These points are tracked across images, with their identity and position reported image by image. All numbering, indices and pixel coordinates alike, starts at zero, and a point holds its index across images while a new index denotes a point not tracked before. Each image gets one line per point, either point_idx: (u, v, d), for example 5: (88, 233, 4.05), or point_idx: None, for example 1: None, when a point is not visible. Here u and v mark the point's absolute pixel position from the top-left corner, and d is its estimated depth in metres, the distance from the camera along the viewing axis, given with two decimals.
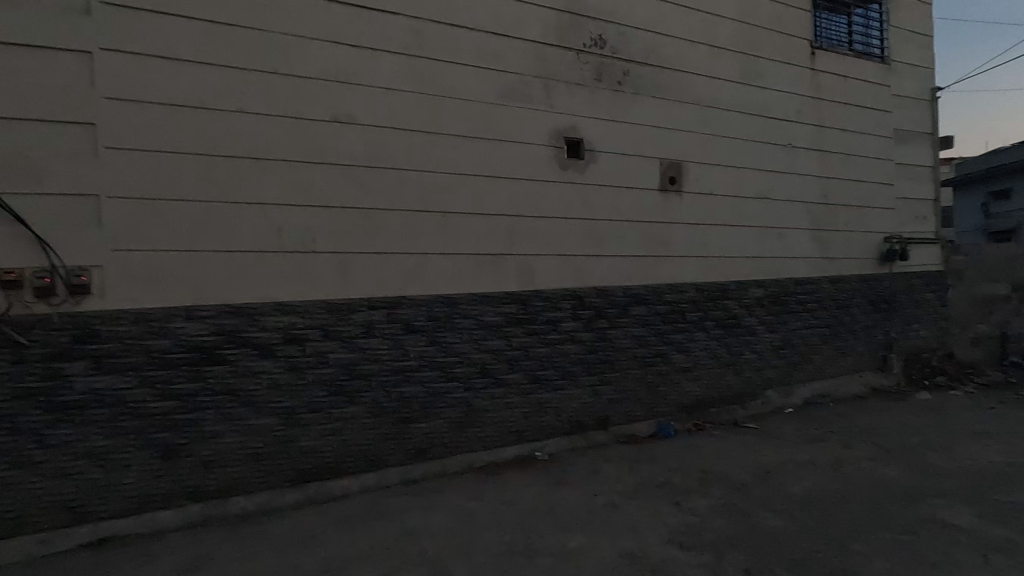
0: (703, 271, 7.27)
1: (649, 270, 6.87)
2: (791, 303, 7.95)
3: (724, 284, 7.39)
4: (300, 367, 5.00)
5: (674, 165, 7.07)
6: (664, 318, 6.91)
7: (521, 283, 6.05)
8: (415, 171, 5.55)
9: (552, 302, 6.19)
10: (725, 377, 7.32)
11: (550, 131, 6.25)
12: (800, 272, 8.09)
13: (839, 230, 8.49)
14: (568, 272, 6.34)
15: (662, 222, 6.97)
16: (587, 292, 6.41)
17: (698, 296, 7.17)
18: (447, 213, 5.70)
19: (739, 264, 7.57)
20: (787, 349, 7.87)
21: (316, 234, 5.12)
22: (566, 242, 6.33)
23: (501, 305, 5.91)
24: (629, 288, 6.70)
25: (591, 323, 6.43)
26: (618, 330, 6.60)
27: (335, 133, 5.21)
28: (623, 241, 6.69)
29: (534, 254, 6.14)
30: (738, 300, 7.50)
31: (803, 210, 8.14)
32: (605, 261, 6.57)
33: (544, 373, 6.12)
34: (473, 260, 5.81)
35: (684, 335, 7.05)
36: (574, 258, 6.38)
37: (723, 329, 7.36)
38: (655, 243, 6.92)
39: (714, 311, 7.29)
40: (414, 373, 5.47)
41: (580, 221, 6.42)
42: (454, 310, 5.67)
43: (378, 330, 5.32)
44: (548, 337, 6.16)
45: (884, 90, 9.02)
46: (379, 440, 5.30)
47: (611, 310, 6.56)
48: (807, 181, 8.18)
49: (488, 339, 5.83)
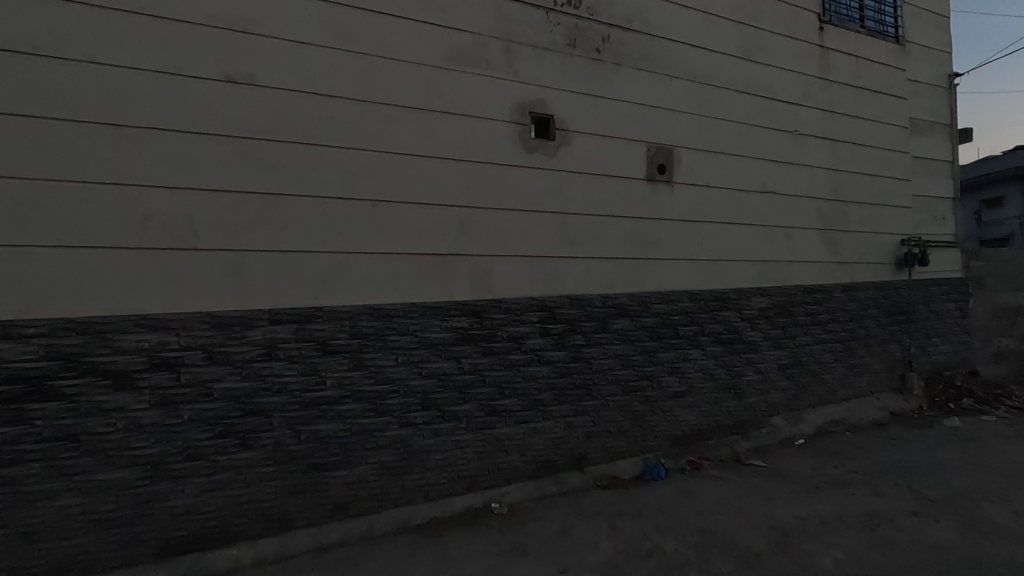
0: (698, 277, 6.14)
1: (635, 275, 5.73)
2: (799, 315, 6.85)
3: (723, 293, 6.28)
4: (172, 403, 3.78)
5: (664, 151, 5.97)
6: (652, 334, 5.77)
7: (476, 290, 4.89)
8: (337, 148, 4.39)
9: (514, 314, 5.03)
10: (725, 402, 6.18)
11: (512, 106, 5.11)
12: (809, 279, 7.00)
13: (852, 230, 7.41)
14: (536, 278, 5.18)
15: (650, 218, 5.85)
16: (559, 302, 5.26)
17: (692, 307, 6.04)
18: (380, 201, 4.53)
19: (740, 268, 6.45)
20: (795, 369, 6.76)
21: (199, 226, 3.92)
22: (533, 240, 5.18)
23: (449, 319, 4.73)
24: (610, 298, 5.55)
25: (564, 339, 5.27)
26: (597, 349, 5.44)
27: (228, 96, 4.02)
28: (603, 240, 5.56)
29: (493, 255, 4.98)
30: (739, 311, 6.38)
31: (812, 206, 7.06)
32: (581, 264, 5.42)
33: (504, 403, 4.93)
34: (414, 262, 4.64)
35: (677, 354, 5.91)
36: (543, 259, 5.22)
37: (721, 345, 6.23)
38: (642, 243, 5.79)
39: (711, 324, 6.16)
40: (332, 407, 4.27)
41: (550, 215, 5.28)
42: (387, 325, 4.48)
43: (285, 352, 4.13)
44: (509, 359, 4.98)
45: (900, 74, 8.00)
46: (283, 494, 4.09)
47: (589, 323, 5.41)
48: (815, 174, 7.12)
49: (431, 362, 4.65)
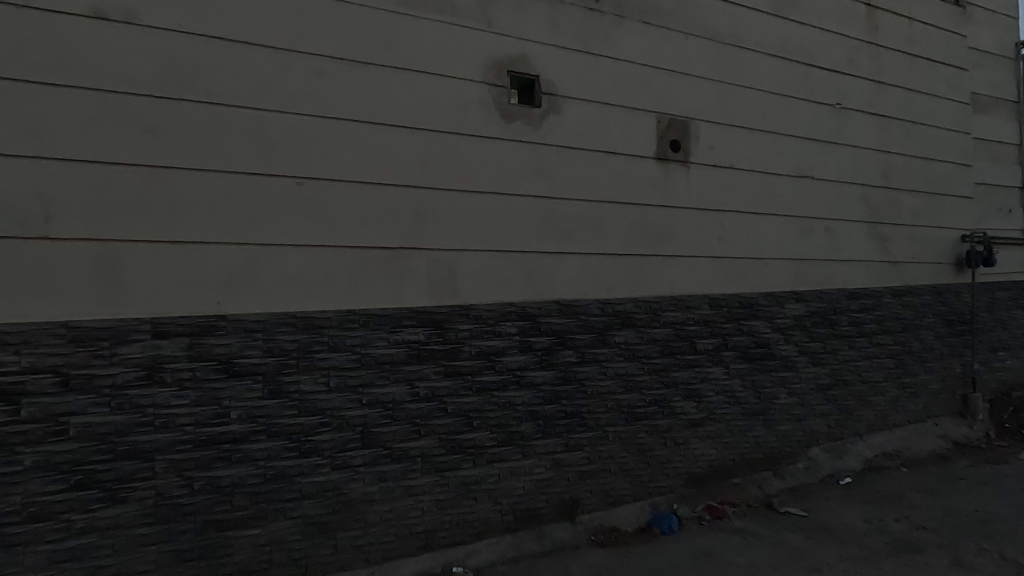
0: (720, 278, 5.05)
1: (641, 276, 4.66)
2: (842, 326, 5.71)
3: (751, 298, 5.17)
4: (9, 446, 2.84)
5: (678, 124, 4.89)
6: (663, 348, 4.69)
7: (436, 294, 3.87)
8: (251, 110, 3.41)
9: (485, 325, 4.00)
10: (753, 432, 5.07)
11: (485, 64, 4.09)
12: (854, 281, 5.85)
13: (904, 223, 6.24)
14: (515, 279, 4.15)
15: (661, 206, 4.78)
16: (543, 310, 4.21)
17: (713, 316, 4.95)
18: (307, 179, 3.54)
19: (771, 268, 5.34)
20: (837, 389, 5.62)
21: (55, 207, 2.97)
22: (511, 232, 4.15)
23: (399, 331, 3.72)
24: (610, 304, 4.48)
25: (550, 357, 4.22)
26: (593, 368, 4.38)
27: (99, 38, 3.07)
28: (601, 233, 4.50)
29: (459, 250, 3.96)
30: (769, 321, 5.26)
31: (857, 194, 5.92)
32: (573, 262, 4.37)
33: (471, 438, 3.90)
34: (354, 258, 3.65)
35: (693, 374, 4.82)
36: (524, 256, 4.19)
37: (749, 362, 5.12)
38: (651, 236, 4.72)
39: (736, 336, 5.06)
40: (239, 447, 3.29)
41: (533, 201, 4.24)
42: (316, 340, 3.49)
43: (172, 375, 3.15)
44: (479, 382, 3.95)
45: (960, 40, 6.79)
46: (169, 564, 3.12)
47: (582, 336, 4.36)
48: (861, 156, 5.98)
49: (375, 387, 3.64)
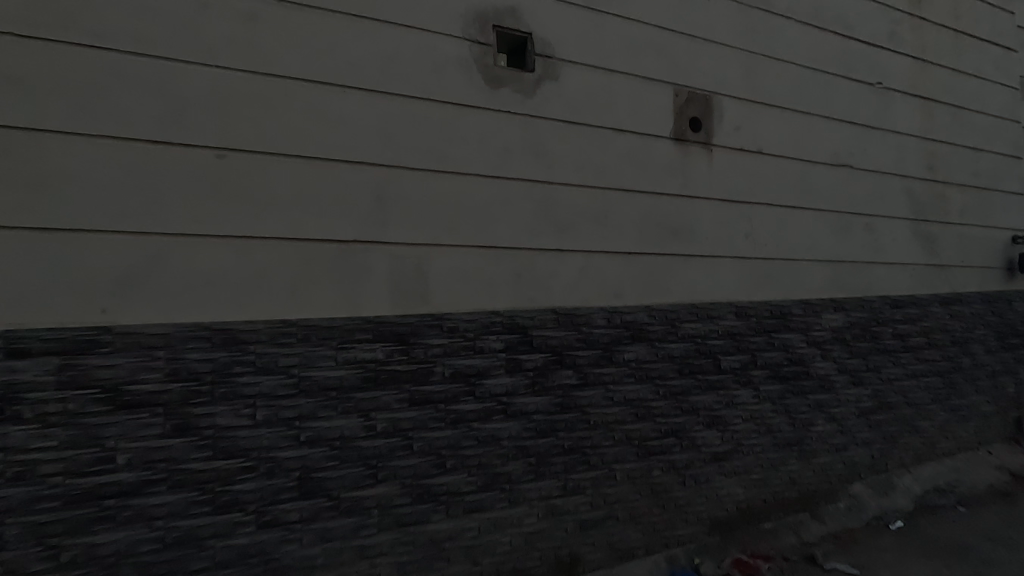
0: (748, 283, 4.25)
1: (655, 279, 3.86)
2: (886, 339, 4.90)
3: (783, 306, 4.37)
4: None
5: (698, 99, 4.11)
6: (682, 367, 3.89)
7: (400, 301, 3.08)
8: (153, 59, 2.61)
9: (461, 340, 3.19)
10: (786, 466, 4.26)
11: (466, 17, 3.30)
12: (897, 288, 5.06)
13: (952, 221, 5.45)
14: (501, 282, 3.35)
15: (679, 196, 3.99)
16: (536, 320, 3.40)
17: (740, 328, 4.15)
18: (230, 150, 2.74)
19: (806, 271, 4.54)
20: (880, 414, 4.82)
21: None
22: (496, 224, 3.35)
23: (350, 348, 2.92)
24: (617, 313, 3.68)
25: (544, 379, 3.41)
26: (597, 392, 3.57)
27: None
28: (608, 226, 3.71)
29: (430, 244, 3.17)
30: (804, 334, 4.46)
31: (900, 187, 5.14)
32: (573, 261, 3.58)
33: (443, 482, 3.10)
34: (293, 254, 2.85)
35: (718, 398, 4.01)
36: (513, 253, 3.40)
37: (781, 383, 4.31)
38: (667, 231, 3.93)
39: (767, 352, 4.26)
40: (129, 502, 2.47)
41: (525, 186, 3.45)
42: (238, 360, 2.69)
43: (33, 409, 2.34)
44: (454, 411, 3.14)
45: (1009, 18, 6.03)
46: None
47: (583, 353, 3.55)
48: (904, 144, 5.20)
49: (318, 420, 2.83)
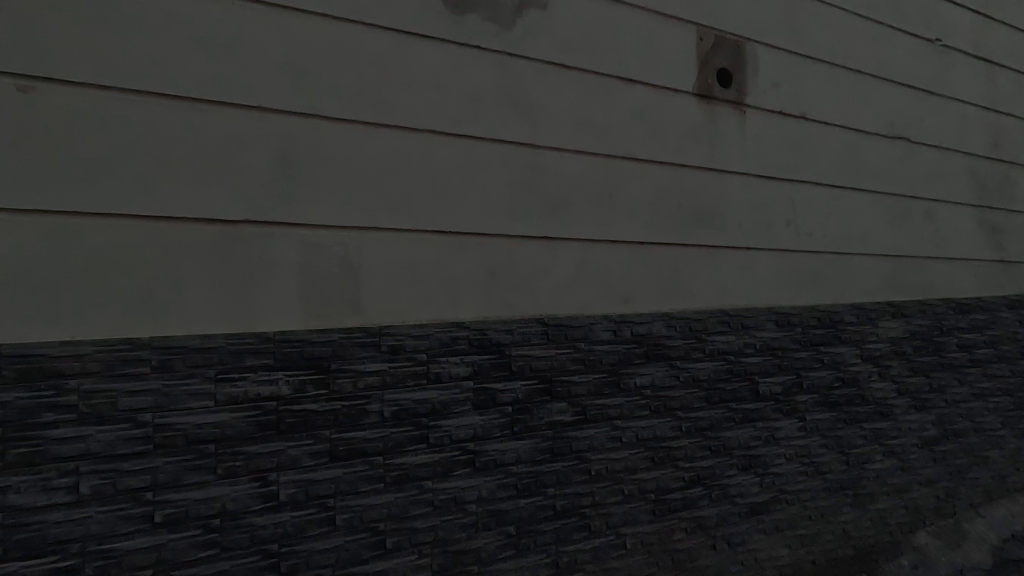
0: (790, 283, 3.34)
1: (675, 278, 2.94)
2: (950, 352, 4.00)
3: (833, 313, 3.45)
4: None
5: (728, 46, 3.18)
6: (710, 394, 2.96)
7: (316, 309, 2.14)
8: None
9: (408, 367, 2.24)
10: (838, 516, 3.35)
11: None
12: (960, 289, 4.16)
13: (1018, 209, 4.56)
14: (465, 281, 2.41)
15: (704, 169, 3.07)
16: (515, 336, 2.47)
17: (781, 341, 3.23)
18: (41, 81, 1.79)
19: (858, 268, 3.64)
20: (945, 444, 3.91)
21: None
22: (459, 200, 2.42)
23: (236, 382, 1.97)
24: (625, 323, 2.75)
25: (526, 417, 2.47)
26: (600, 432, 2.64)
27: None
28: (613, 208, 2.78)
29: (363, 228, 2.23)
30: (858, 348, 3.54)
31: (962, 167, 4.24)
32: (565, 252, 2.65)
33: (380, 569, 2.15)
34: (149, 239, 1.91)
35: (755, 433, 3.09)
36: (484, 241, 2.46)
37: (832, 410, 3.39)
38: (689, 216, 3.00)
39: (814, 372, 3.34)
40: None
41: (500, 150, 2.52)
42: (50, 405, 1.74)
43: None
44: (396, 467, 2.21)
45: None
46: None
47: (580, 380, 2.61)
48: (966, 115, 4.30)
49: (182, 490, 1.88)
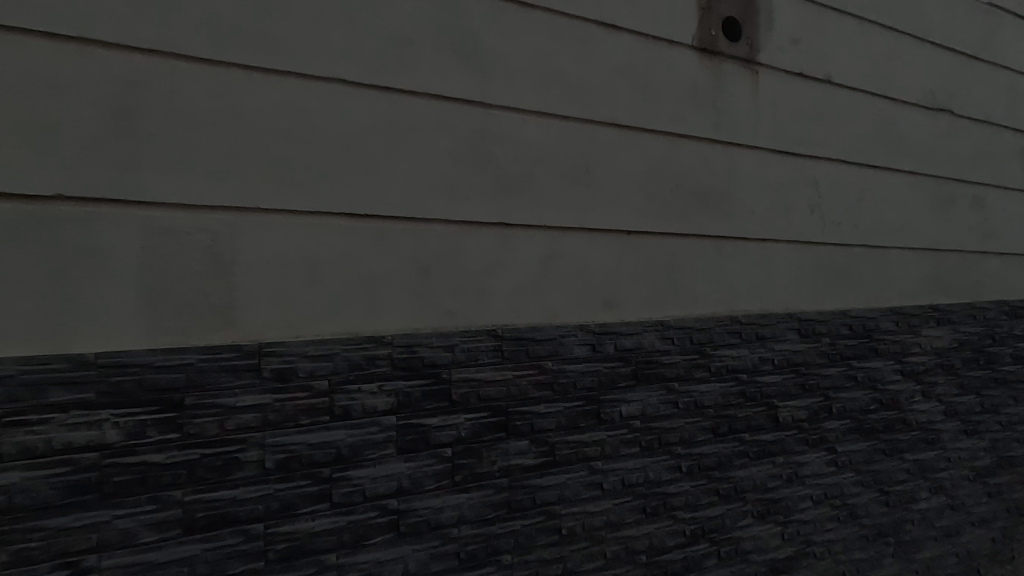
0: (815, 283, 2.71)
1: (673, 276, 2.33)
2: (1004, 365, 3.36)
3: (867, 320, 2.83)
4: None
5: None
6: (717, 424, 2.34)
7: (169, 321, 1.54)
8: None
9: (302, 400, 1.65)
10: (878, 570, 2.71)
11: None
12: (1013, 289, 3.52)
13: None
14: (388, 281, 1.81)
15: (708, 141, 2.46)
16: (456, 355, 1.86)
17: (806, 355, 2.61)
18: None
19: (896, 265, 3.01)
20: (1001, 476, 3.27)
21: None
22: (378, 173, 1.82)
23: (32, 428, 1.37)
24: (607, 336, 2.14)
25: (473, 462, 1.86)
26: (574, 477, 2.02)
27: None
28: (590, 187, 2.17)
29: (238, 208, 1.63)
30: (897, 362, 2.91)
31: (1012, 146, 3.59)
32: (526, 243, 2.04)
33: None
34: None
35: (775, 471, 2.46)
36: (414, 228, 1.86)
37: (867, 439, 2.76)
38: (690, 198, 2.39)
39: (845, 392, 2.71)
40: None
41: (438, 109, 1.91)
42: None
43: None
44: (283, 538, 1.60)
45: None
46: None
47: (546, 411, 1.99)
48: (1016, 86, 3.66)
49: None
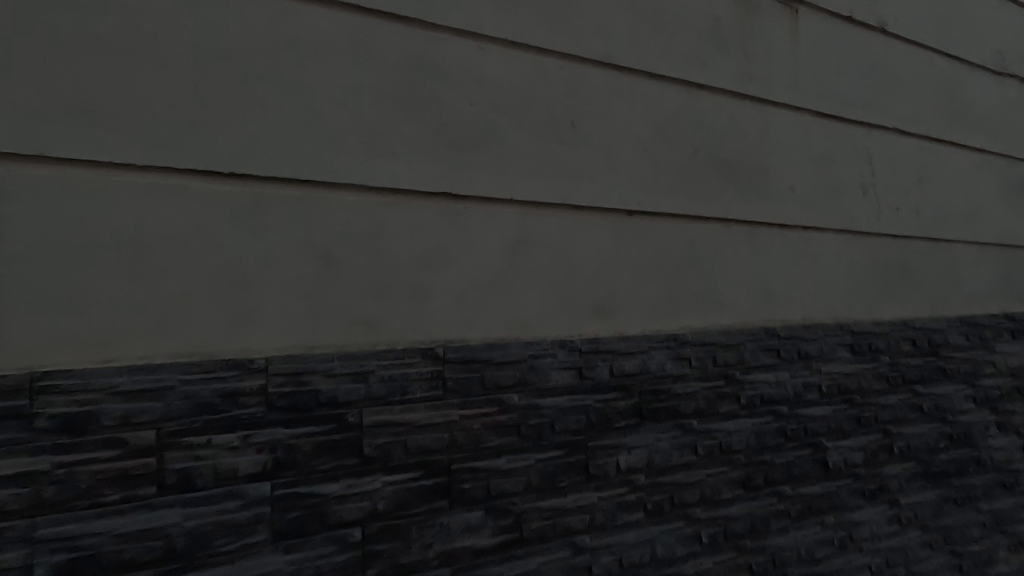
0: (870, 286, 2.10)
1: (690, 274, 1.71)
2: None
3: (933, 333, 2.22)
4: None
5: None
6: (749, 475, 1.72)
7: None
8: None
9: (107, 464, 1.03)
10: None
11: None
12: None
13: None
14: (267, 275, 1.19)
15: (735, 96, 1.85)
16: (371, 388, 1.24)
17: (860, 380, 1.99)
18: None
19: (964, 263, 2.40)
20: None
21: None
22: (254, 111, 1.20)
23: None
24: (599, 356, 1.52)
25: (396, 548, 1.25)
26: (551, 561, 1.41)
27: None
28: (578, 149, 1.56)
29: (6, 156, 1.02)
30: (969, 386, 2.30)
31: None
32: (485, 224, 1.43)
33: None
34: None
35: (824, 536, 1.84)
36: (311, 197, 1.24)
37: (935, 487, 2.15)
38: (712, 170, 1.78)
39: (909, 427, 2.10)
40: None
41: (350, 23, 1.29)
42: None
43: None
44: None
45: None
46: None
47: (510, 467, 1.38)
48: None
49: None
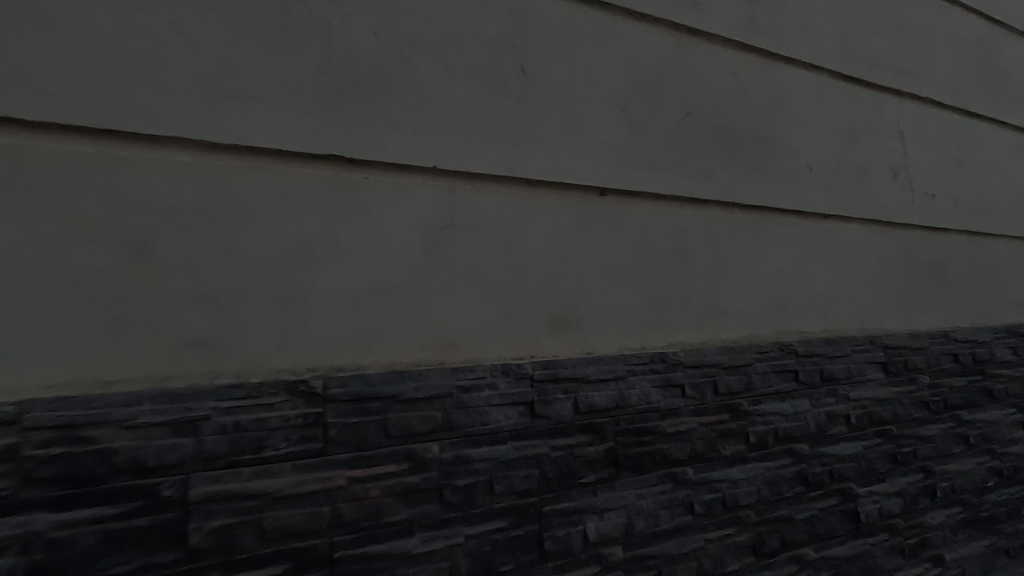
0: (903, 290, 1.70)
1: (682, 275, 1.31)
2: None
3: (977, 348, 1.82)
4: None
5: None
6: (761, 538, 1.31)
7: None
8: None
9: None
10: None
11: None
12: None
13: None
14: (35, 274, 0.77)
15: (738, 49, 1.45)
16: (204, 446, 0.83)
17: (895, 408, 1.59)
18: None
19: (1008, 262, 2.01)
20: None
21: None
22: (17, 22, 0.78)
23: None
24: (558, 387, 1.11)
25: None
26: None
27: None
28: (530, 106, 1.16)
29: None
30: (1018, 411, 1.91)
31: None
32: (394, 203, 1.01)
33: None
34: None
35: None
36: (114, 157, 0.82)
37: (984, 537, 1.75)
38: (709, 142, 1.38)
39: (953, 464, 1.70)
40: None
41: None
42: None
43: None
44: None
45: None
46: None
47: (426, 551, 0.96)
48: None
49: None
